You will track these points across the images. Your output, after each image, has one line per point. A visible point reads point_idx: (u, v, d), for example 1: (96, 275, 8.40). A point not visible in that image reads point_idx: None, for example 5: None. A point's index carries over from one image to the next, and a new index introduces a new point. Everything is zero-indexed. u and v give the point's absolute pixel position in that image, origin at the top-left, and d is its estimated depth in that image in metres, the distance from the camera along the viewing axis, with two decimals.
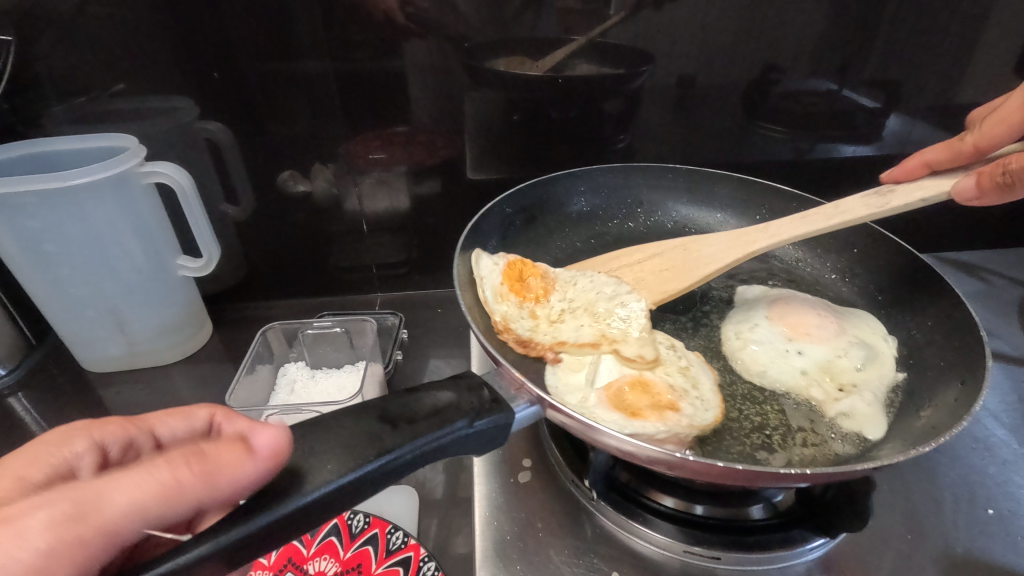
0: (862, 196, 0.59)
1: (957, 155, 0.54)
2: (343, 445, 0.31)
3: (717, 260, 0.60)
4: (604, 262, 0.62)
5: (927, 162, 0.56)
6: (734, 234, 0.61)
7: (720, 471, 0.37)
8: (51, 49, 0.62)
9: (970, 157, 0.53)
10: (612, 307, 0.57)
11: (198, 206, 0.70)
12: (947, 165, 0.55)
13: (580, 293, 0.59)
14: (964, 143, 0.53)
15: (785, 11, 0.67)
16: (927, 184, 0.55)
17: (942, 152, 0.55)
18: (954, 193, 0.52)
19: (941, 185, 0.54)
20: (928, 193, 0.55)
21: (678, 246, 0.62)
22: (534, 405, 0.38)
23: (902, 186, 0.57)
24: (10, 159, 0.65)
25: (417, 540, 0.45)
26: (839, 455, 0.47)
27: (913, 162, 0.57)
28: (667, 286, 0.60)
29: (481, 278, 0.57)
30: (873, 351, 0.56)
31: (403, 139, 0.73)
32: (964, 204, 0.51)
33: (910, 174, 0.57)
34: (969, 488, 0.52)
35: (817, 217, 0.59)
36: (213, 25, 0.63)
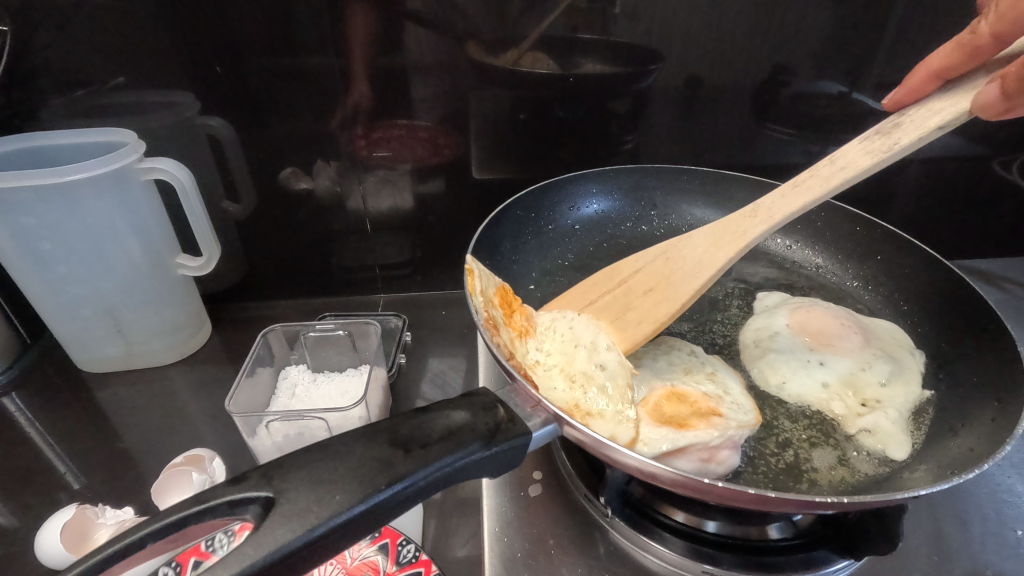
0: (861, 141, 0.52)
1: (971, 55, 0.46)
2: (353, 472, 0.29)
3: (707, 266, 0.54)
4: (583, 290, 0.57)
5: (934, 71, 0.48)
6: (719, 226, 0.55)
7: (752, 498, 0.35)
8: (48, 40, 0.60)
9: (988, 52, 0.45)
10: (590, 367, 0.49)
11: (198, 203, 0.68)
12: (962, 68, 0.47)
13: (558, 345, 0.51)
14: (976, 37, 0.45)
15: (798, 11, 0.65)
16: (941, 107, 0.48)
17: (952, 56, 0.47)
18: (979, 107, 0.44)
19: (958, 104, 0.47)
20: (945, 116, 0.47)
21: (659, 257, 0.56)
22: (551, 423, 0.36)
23: (910, 115, 0.49)
24: (6, 153, 0.63)
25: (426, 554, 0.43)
26: (868, 477, 0.45)
27: (918, 77, 0.49)
28: (657, 311, 0.54)
29: (477, 274, 0.52)
30: (898, 366, 0.54)
31: (407, 133, 0.71)
32: (993, 118, 0.44)
33: (919, 91, 0.50)
34: (997, 509, 0.50)
35: (811, 182, 0.53)
36: (212, 18, 0.61)
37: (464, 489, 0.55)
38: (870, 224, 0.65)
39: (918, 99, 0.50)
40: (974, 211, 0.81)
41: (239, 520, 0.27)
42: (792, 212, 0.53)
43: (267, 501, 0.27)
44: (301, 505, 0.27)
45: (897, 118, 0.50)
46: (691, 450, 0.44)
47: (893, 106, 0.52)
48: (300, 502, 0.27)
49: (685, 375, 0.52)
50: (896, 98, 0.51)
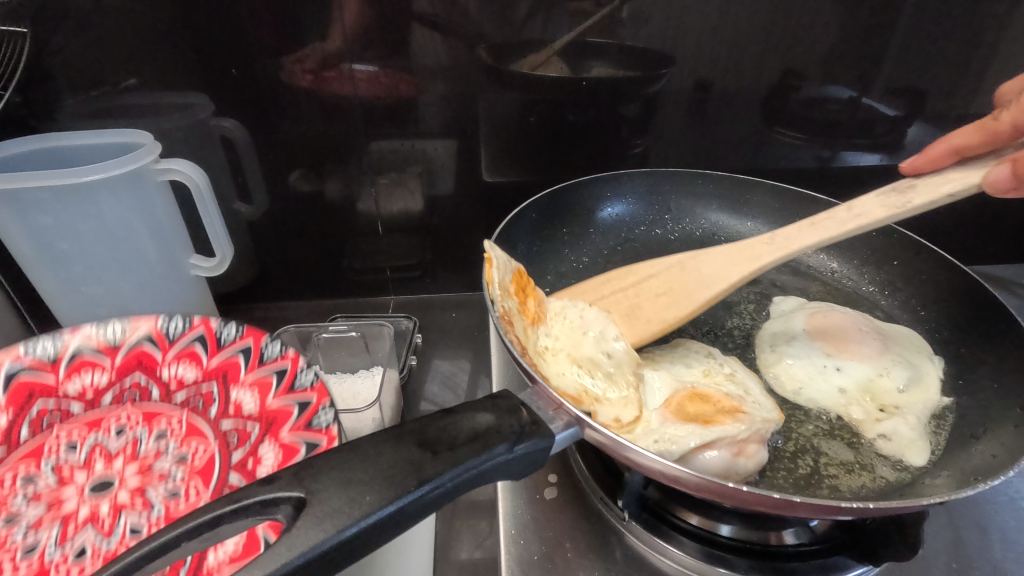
0: (879, 195, 0.54)
1: (991, 139, 0.48)
2: (381, 474, 0.29)
3: (721, 281, 0.56)
4: (597, 283, 0.56)
5: (954, 148, 0.50)
6: (736, 248, 0.57)
7: (776, 503, 0.35)
8: (64, 43, 0.61)
9: (1006, 139, 0.47)
10: (598, 354, 0.50)
11: (213, 203, 0.69)
12: (980, 149, 0.49)
13: (566, 330, 0.52)
14: (998, 122, 0.47)
15: (806, 16, 0.65)
16: (954, 177, 0.50)
17: (973, 135, 0.49)
18: (986, 184, 0.47)
19: (970, 177, 0.50)
20: (955, 186, 0.50)
21: (675, 265, 0.57)
22: (574, 426, 0.36)
23: (924, 179, 0.52)
24: (27, 153, 0.64)
25: (300, 353, 0.51)
26: (888, 482, 0.45)
27: (938, 149, 0.51)
28: (665, 314, 0.55)
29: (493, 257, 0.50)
30: (917, 372, 0.54)
31: (366, 80, 0.66)
32: (998, 195, 0.46)
33: (936, 163, 0.52)
34: (1017, 516, 0.50)
35: (828, 223, 0.55)
36: (228, 20, 0.61)
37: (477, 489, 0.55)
38: (886, 230, 0.65)
39: (936, 170, 0.52)
40: (985, 216, 0.81)
41: (269, 520, 0.28)
42: (810, 244, 0.55)
43: (299, 501, 0.27)
44: (333, 506, 0.27)
45: (913, 180, 0.53)
46: (719, 444, 0.44)
47: (910, 172, 0.54)
48: (332, 502, 0.27)
49: (704, 377, 0.52)
50: (914, 164, 0.53)
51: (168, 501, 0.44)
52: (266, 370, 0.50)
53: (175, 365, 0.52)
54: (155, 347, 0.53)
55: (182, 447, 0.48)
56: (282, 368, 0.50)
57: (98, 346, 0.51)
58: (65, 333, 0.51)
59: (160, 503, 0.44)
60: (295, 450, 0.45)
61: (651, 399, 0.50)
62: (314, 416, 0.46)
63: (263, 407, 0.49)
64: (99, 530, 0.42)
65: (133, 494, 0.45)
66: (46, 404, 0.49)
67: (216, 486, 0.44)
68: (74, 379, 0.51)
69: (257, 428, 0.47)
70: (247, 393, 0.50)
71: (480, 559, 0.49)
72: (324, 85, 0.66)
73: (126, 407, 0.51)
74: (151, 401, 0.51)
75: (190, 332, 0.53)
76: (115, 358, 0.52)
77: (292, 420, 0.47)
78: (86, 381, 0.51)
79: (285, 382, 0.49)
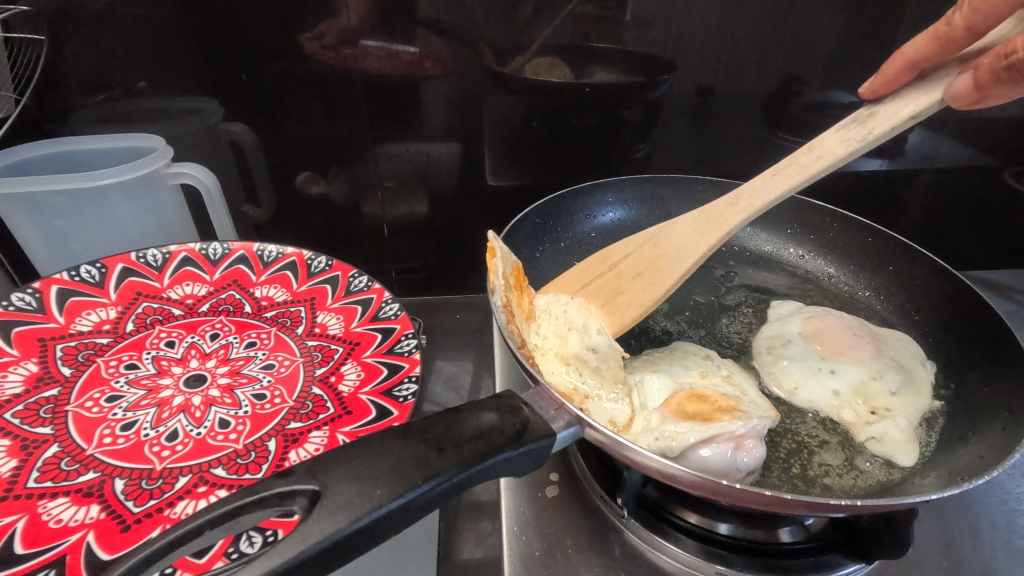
0: (838, 128, 0.53)
1: (946, 46, 0.46)
2: (391, 469, 0.30)
3: (691, 251, 0.56)
4: (576, 275, 0.59)
5: (910, 61, 0.48)
6: (700, 214, 0.57)
7: (768, 500, 0.36)
8: (77, 48, 0.62)
9: (961, 45, 0.45)
10: (582, 350, 0.52)
11: (222, 205, 0.72)
12: (937, 59, 0.47)
13: (553, 328, 0.53)
14: (951, 27, 0.45)
15: (806, 22, 0.66)
16: (914, 96, 0.49)
17: (928, 47, 0.47)
18: (952, 99, 0.46)
19: (931, 93, 0.48)
20: (916, 106, 0.48)
21: (647, 242, 0.58)
22: (574, 426, 0.38)
23: (882, 103, 0.51)
24: (39, 157, 0.68)
25: (384, 289, 0.60)
26: (878, 482, 0.46)
27: (894, 66, 0.49)
28: (643, 295, 0.57)
29: (495, 249, 0.51)
30: (909, 374, 0.56)
31: (373, 78, 0.67)
32: (966, 108, 0.45)
33: (894, 80, 0.50)
34: (1006, 517, 0.51)
35: (790, 170, 0.54)
36: (239, 26, 0.62)
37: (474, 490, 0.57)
38: (881, 236, 0.66)
39: (895, 88, 0.50)
40: (983, 222, 0.82)
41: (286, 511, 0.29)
42: (771, 199, 0.55)
43: (314, 494, 0.29)
44: (345, 498, 0.29)
45: (873, 107, 0.51)
46: (716, 440, 0.46)
47: (870, 95, 0.52)
48: (344, 495, 0.29)
49: (701, 378, 0.53)
50: (872, 87, 0.51)
51: (255, 401, 0.51)
52: (351, 300, 0.60)
53: (266, 287, 0.62)
54: (252, 269, 0.63)
55: (269, 357, 0.56)
56: (367, 300, 0.59)
57: (205, 263, 0.63)
58: (173, 249, 0.62)
59: (247, 401, 0.50)
60: (376, 370, 0.52)
61: (650, 399, 0.51)
62: (395, 343, 0.54)
63: (347, 331, 0.57)
64: (190, 417, 0.49)
65: (223, 391, 0.52)
66: (152, 304, 0.60)
67: (299, 394, 0.51)
68: (178, 287, 0.62)
69: (339, 348, 0.56)
70: (332, 317, 0.59)
71: (482, 558, 0.50)
72: (338, 63, 0.66)
73: (219, 316, 0.60)
74: (242, 314, 0.60)
75: (283, 261, 0.63)
76: (215, 275, 0.63)
77: (373, 344, 0.55)
78: (187, 291, 0.61)
79: (368, 313, 0.58)
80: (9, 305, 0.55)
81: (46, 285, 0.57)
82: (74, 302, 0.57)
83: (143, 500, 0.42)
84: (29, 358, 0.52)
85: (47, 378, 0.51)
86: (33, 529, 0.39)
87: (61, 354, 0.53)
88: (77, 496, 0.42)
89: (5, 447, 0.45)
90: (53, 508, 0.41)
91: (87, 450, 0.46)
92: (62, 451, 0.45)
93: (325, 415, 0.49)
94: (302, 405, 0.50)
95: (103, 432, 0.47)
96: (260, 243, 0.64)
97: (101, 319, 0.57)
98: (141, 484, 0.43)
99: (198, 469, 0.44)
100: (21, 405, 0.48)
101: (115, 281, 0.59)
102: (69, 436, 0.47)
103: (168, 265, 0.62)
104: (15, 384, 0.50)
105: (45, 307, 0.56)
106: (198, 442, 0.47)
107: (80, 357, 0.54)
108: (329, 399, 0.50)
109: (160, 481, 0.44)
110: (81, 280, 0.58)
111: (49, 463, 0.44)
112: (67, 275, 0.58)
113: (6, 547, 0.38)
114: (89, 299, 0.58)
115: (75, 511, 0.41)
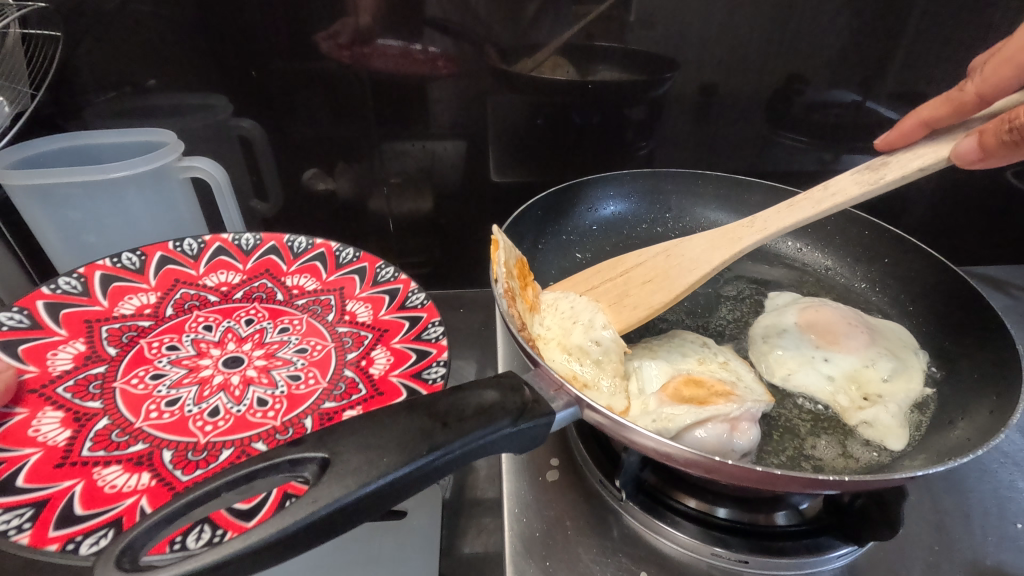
0: (853, 174, 0.56)
1: (957, 109, 0.52)
2: (396, 440, 0.32)
3: (703, 264, 0.58)
4: (587, 277, 0.60)
5: (922, 119, 0.53)
6: (718, 233, 0.59)
7: (759, 477, 0.38)
8: (93, 46, 0.64)
9: (971, 111, 0.52)
10: (586, 342, 0.53)
11: (231, 198, 0.73)
12: (947, 121, 0.53)
13: (558, 320, 0.55)
14: (963, 92, 0.52)
15: (805, 21, 0.68)
16: (925, 153, 0.52)
17: (941, 108, 0.53)
18: (954, 156, 0.48)
19: (940, 152, 0.51)
20: (925, 160, 0.51)
21: (660, 253, 0.60)
22: (573, 407, 0.39)
23: (896, 156, 0.54)
24: (54, 151, 0.69)
25: (411, 279, 0.61)
26: (869, 463, 0.48)
27: (908, 123, 0.54)
28: (652, 298, 0.58)
29: (499, 240, 0.53)
30: (901, 364, 0.57)
31: (380, 76, 0.68)
32: (968, 168, 0.48)
33: (907, 135, 0.55)
34: (998, 504, 0.52)
35: (805, 203, 0.57)
36: (250, 25, 0.64)
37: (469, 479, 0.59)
38: (878, 228, 0.67)
39: (907, 144, 0.55)
40: (983, 220, 0.83)
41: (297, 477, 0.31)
42: (787, 226, 0.57)
43: (324, 461, 0.30)
44: (354, 465, 0.30)
45: (886, 157, 0.55)
46: (713, 421, 0.47)
47: (885, 148, 0.57)
48: (351, 463, 0.30)
49: (698, 364, 0.55)
50: (887, 139, 0.56)
51: (290, 381, 0.52)
52: (379, 289, 0.61)
53: (297, 276, 0.64)
54: (282, 259, 0.65)
55: (302, 341, 0.57)
56: (394, 289, 0.60)
57: (238, 253, 0.65)
58: (207, 238, 0.65)
59: (283, 382, 0.52)
60: (405, 355, 0.53)
61: (648, 384, 0.53)
62: (422, 330, 0.55)
63: (376, 318, 0.58)
64: (230, 396, 0.50)
65: (260, 371, 0.53)
66: (190, 291, 0.62)
67: (332, 376, 0.53)
68: (213, 275, 0.64)
69: (369, 334, 0.57)
70: (361, 305, 0.60)
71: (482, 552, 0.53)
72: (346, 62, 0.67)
73: (253, 303, 0.62)
74: (275, 301, 0.62)
75: (313, 252, 0.65)
76: (248, 264, 0.65)
77: (401, 331, 0.56)
78: (221, 278, 0.63)
79: (396, 301, 0.59)
80: (56, 287, 0.56)
81: (90, 270, 0.59)
82: (116, 287, 0.59)
83: (190, 470, 0.44)
84: (77, 339, 0.54)
85: (95, 357, 0.53)
86: (90, 492, 0.40)
87: (107, 335, 0.56)
88: (129, 464, 0.44)
89: (59, 418, 0.47)
90: (107, 475, 0.42)
91: (135, 423, 0.47)
92: (112, 424, 0.47)
93: (358, 396, 0.50)
94: (335, 386, 0.51)
95: (150, 407, 0.49)
96: (291, 234, 0.66)
97: (142, 304, 0.59)
98: (188, 455, 0.45)
99: (240, 443, 0.46)
100: (72, 381, 0.50)
101: (155, 269, 0.62)
102: (118, 410, 0.49)
103: (203, 254, 0.65)
104: (65, 360, 0.52)
105: (89, 291, 0.58)
106: (238, 419, 0.48)
107: (125, 338, 0.56)
108: (361, 380, 0.52)
109: (205, 453, 0.45)
110: (123, 267, 0.60)
111: (101, 434, 0.46)
112: (109, 261, 0.60)
113: (67, 508, 0.39)
114: (130, 285, 0.60)
115: (128, 478, 0.42)
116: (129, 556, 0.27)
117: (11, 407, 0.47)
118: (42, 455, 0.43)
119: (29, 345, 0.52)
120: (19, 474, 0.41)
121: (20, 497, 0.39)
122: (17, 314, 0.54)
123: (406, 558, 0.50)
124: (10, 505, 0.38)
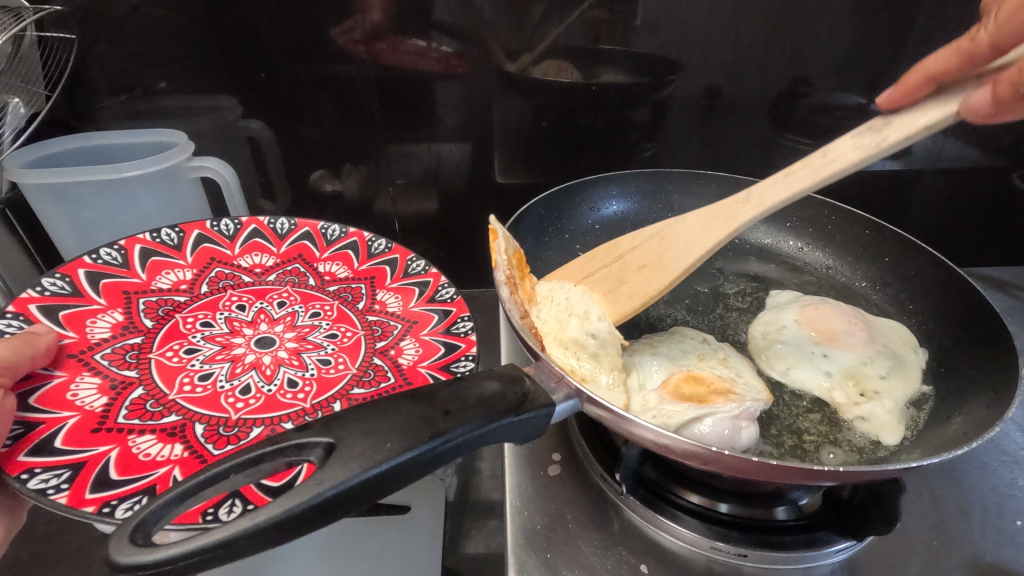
0: (853, 135, 0.54)
1: (967, 62, 0.48)
2: (400, 428, 0.32)
3: (696, 247, 0.58)
4: (582, 263, 0.60)
5: (930, 75, 0.50)
6: (710, 211, 0.59)
7: (757, 468, 0.38)
8: (107, 49, 0.66)
9: (983, 62, 0.47)
10: (582, 335, 0.52)
11: (240, 197, 0.74)
12: (956, 74, 0.49)
13: (553, 312, 0.54)
14: (975, 43, 0.47)
15: (809, 25, 0.68)
16: (929, 107, 0.50)
17: (949, 60, 0.49)
18: (966, 111, 0.47)
19: (947, 106, 0.49)
20: (930, 118, 0.50)
21: (654, 235, 0.60)
22: (573, 399, 0.40)
23: (898, 115, 0.52)
24: (70, 150, 0.71)
25: (441, 273, 0.61)
26: (868, 457, 0.49)
27: (914, 79, 0.52)
28: (648, 286, 0.58)
29: (496, 230, 0.53)
30: (900, 361, 0.58)
31: (387, 76, 0.69)
32: (980, 122, 0.47)
33: (913, 92, 0.52)
34: (997, 501, 0.52)
35: (802, 173, 0.56)
36: (260, 27, 0.65)
37: (468, 481, 0.60)
38: (877, 227, 0.67)
39: (913, 101, 0.52)
40: (990, 222, 0.83)
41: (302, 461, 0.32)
42: (782, 199, 0.56)
43: (329, 446, 0.31)
44: (358, 449, 0.31)
45: (888, 116, 0.52)
46: (715, 417, 0.48)
47: (887, 107, 0.54)
48: (355, 448, 0.31)
49: (698, 360, 0.56)
50: (890, 97, 0.53)
51: (320, 365, 0.53)
52: (409, 282, 0.62)
53: (329, 263, 0.65)
54: (316, 245, 0.66)
55: (332, 327, 0.58)
56: (425, 282, 0.61)
57: (272, 237, 0.66)
58: (243, 220, 0.66)
59: (313, 365, 0.53)
60: (433, 348, 0.54)
61: (648, 381, 0.54)
62: (452, 324, 0.56)
63: (406, 309, 0.59)
64: (262, 374, 0.52)
65: (291, 354, 0.54)
66: (224, 270, 0.63)
67: (361, 363, 0.54)
68: (248, 257, 0.65)
69: (398, 325, 0.58)
70: (391, 296, 0.61)
71: (484, 552, 0.55)
72: (352, 64, 0.69)
73: (286, 286, 0.63)
74: (307, 286, 0.63)
75: (346, 240, 0.66)
76: (282, 248, 0.66)
77: (430, 324, 0.57)
78: (255, 260, 0.65)
79: (426, 293, 0.60)
80: (98, 258, 0.58)
81: (130, 244, 0.60)
82: (154, 261, 0.61)
83: (221, 444, 0.44)
84: (116, 309, 0.56)
85: (132, 328, 0.54)
86: (125, 459, 0.41)
87: (144, 307, 0.57)
88: (162, 435, 0.45)
89: (96, 385, 0.48)
90: (141, 443, 0.43)
91: (168, 395, 0.48)
92: (147, 394, 0.48)
93: (386, 384, 0.51)
94: (365, 373, 0.52)
95: (183, 380, 0.50)
96: (324, 222, 0.67)
97: (178, 280, 0.61)
98: (219, 430, 0.46)
99: (270, 422, 0.47)
100: (110, 349, 0.52)
101: (191, 246, 0.63)
102: (152, 381, 0.50)
103: (238, 235, 0.66)
104: (103, 329, 0.53)
105: (129, 264, 0.59)
106: (269, 398, 0.49)
107: (161, 312, 0.57)
108: (390, 369, 0.53)
109: (236, 429, 0.46)
110: (161, 242, 0.62)
111: (136, 403, 0.47)
112: (149, 236, 0.62)
113: (103, 472, 0.40)
114: (167, 260, 0.62)
115: (161, 448, 0.43)
116: (142, 532, 0.28)
117: (50, 369, 0.48)
118: (80, 420, 0.44)
119: (69, 311, 0.53)
120: (58, 435, 0.42)
121: (58, 457, 0.40)
122: (59, 281, 0.55)
123: (412, 552, 0.53)
124: (48, 465, 0.40)
